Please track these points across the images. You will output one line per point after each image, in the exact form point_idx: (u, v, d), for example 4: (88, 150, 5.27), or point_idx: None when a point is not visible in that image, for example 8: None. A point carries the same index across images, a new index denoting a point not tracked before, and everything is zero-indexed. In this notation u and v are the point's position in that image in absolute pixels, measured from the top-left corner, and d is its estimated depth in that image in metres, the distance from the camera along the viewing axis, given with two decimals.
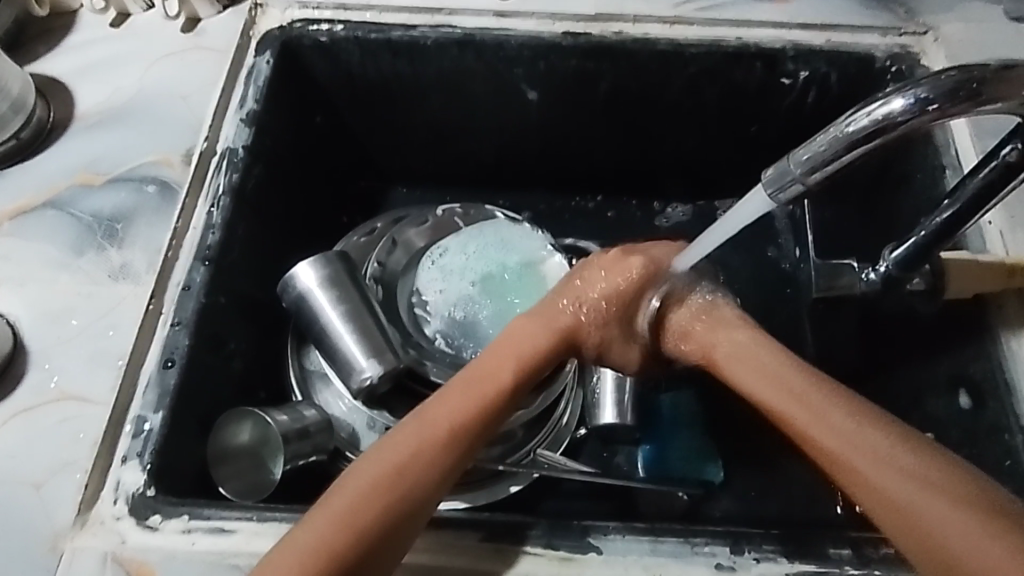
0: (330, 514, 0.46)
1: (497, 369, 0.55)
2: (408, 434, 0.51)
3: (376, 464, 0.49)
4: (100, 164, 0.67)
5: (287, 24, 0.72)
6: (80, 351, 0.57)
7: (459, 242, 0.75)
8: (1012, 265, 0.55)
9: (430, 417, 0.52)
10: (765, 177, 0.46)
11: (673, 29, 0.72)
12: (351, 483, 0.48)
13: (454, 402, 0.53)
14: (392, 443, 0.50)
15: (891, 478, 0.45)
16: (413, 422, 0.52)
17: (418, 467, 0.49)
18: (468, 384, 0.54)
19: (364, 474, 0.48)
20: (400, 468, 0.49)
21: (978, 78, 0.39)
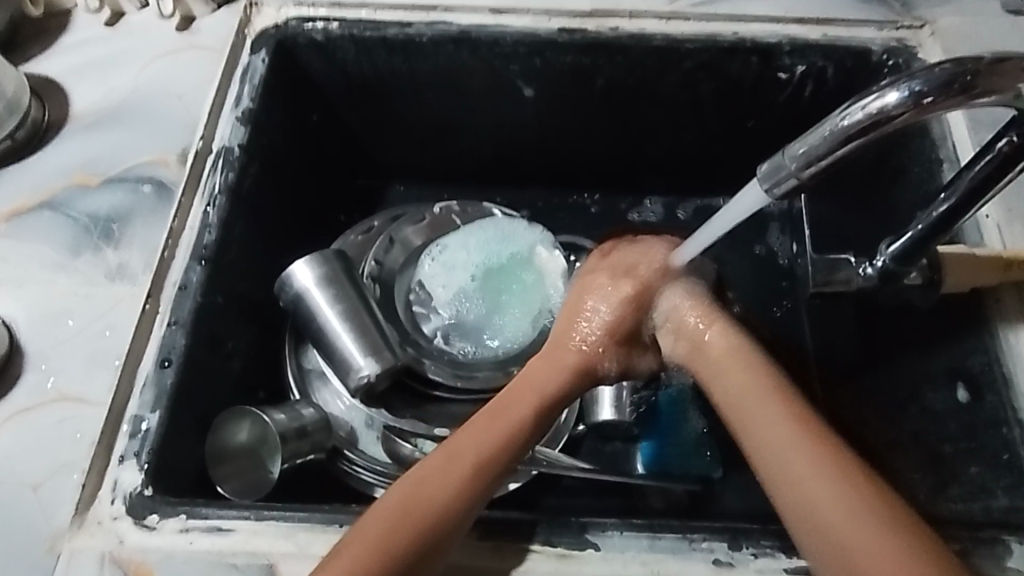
0: (363, 541, 0.46)
1: (522, 402, 0.56)
2: (439, 461, 0.51)
3: (408, 492, 0.49)
4: (96, 164, 0.67)
5: (282, 22, 0.72)
6: (78, 352, 0.57)
7: (457, 238, 0.75)
8: (1009, 258, 0.55)
9: (461, 447, 0.52)
10: (760, 172, 0.46)
11: (669, 24, 0.72)
12: (385, 511, 0.48)
13: (484, 437, 0.53)
14: (422, 472, 0.51)
15: (821, 495, 0.47)
16: (443, 451, 0.52)
17: (450, 497, 0.49)
18: (496, 415, 0.55)
19: (395, 501, 0.49)
20: (431, 495, 0.49)
21: (972, 71, 0.39)
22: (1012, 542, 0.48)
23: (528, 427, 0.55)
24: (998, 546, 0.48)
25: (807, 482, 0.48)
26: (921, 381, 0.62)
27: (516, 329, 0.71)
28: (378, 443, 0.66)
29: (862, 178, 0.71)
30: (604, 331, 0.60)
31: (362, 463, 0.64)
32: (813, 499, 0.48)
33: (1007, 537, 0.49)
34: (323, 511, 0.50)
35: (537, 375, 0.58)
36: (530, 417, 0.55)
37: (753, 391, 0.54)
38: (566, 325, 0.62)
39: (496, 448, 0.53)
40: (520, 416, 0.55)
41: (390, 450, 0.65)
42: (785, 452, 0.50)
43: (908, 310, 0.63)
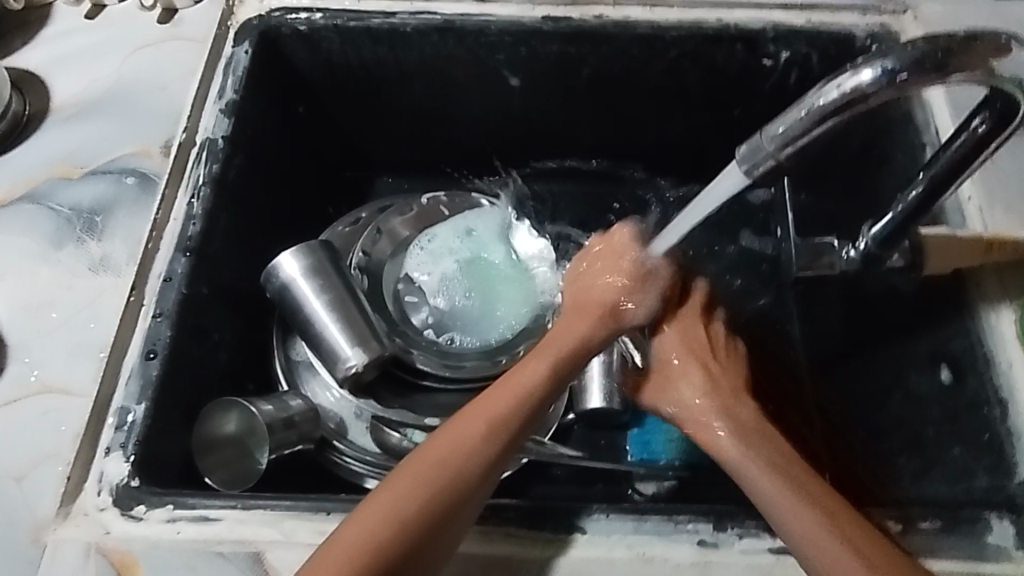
0: (381, 510, 0.46)
1: (541, 360, 0.54)
2: (458, 426, 0.50)
3: (424, 459, 0.49)
4: (78, 156, 0.66)
5: (266, 13, 0.72)
6: (61, 344, 0.57)
7: (448, 229, 0.77)
8: (990, 240, 0.56)
9: (478, 413, 0.51)
10: (739, 154, 0.47)
11: (654, 13, 0.72)
12: (410, 472, 0.48)
13: (506, 395, 0.52)
14: (443, 437, 0.50)
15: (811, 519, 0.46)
16: (463, 417, 0.51)
17: (470, 457, 0.49)
18: (514, 375, 0.53)
19: (413, 466, 0.48)
20: (449, 463, 0.48)
21: (945, 49, 0.40)
22: (992, 519, 0.49)
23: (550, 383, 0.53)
24: (978, 524, 0.49)
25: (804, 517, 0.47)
26: (903, 367, 0.62)
27: (500, 319, 0.72)
28: (366, 433, 0.65)
29: (847, 165, 0.72)
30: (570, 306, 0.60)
31: (351, 454, 0.64)
32: (802, 528, 0.46)
33: (986, 515, 0.49)
34: (309, 499, 0.50)
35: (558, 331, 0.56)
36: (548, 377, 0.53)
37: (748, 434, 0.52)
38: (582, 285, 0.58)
39: (514, 413, 0.51)
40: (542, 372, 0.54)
41: (378, 440, 0.65)
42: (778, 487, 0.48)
43: (892, 295, 0.63)
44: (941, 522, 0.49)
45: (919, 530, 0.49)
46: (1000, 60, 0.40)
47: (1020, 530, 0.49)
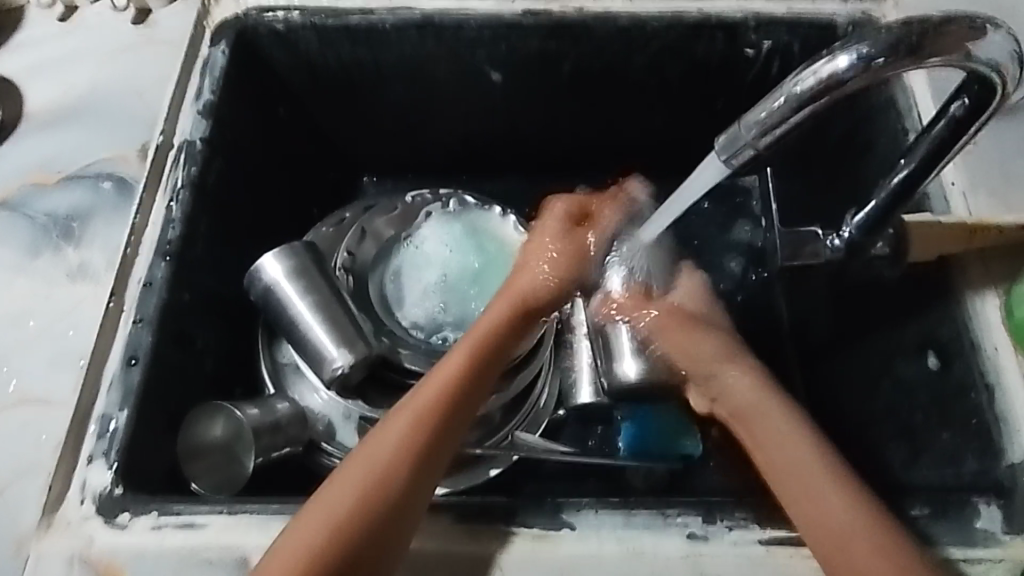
0: (320, 513, 0.47)
1: (457, 353, 0.57)
2: (386, 423, 0.52)
3: (358, 458, 0.50)
4: (53, 163, 0.66)
5: (242, 13, 0.71)
6: (41, 354, 0.57)
7: (436, 230, 0.75)
8: (974, 225, 0.55)
9: (404, 408, 0.53)
10: (718, 144, 0.46)
11: (634, 4, 0.71)
12: (341, 480, 0.49)
13: (429, 393, 0.54)
14: (371, 441, 0.51)
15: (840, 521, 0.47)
16: (390, 418, 0.52)
17: (396, 455, 0.50)
18: (436, 371, 0.56)
19: (346, 472, 0.49)
20: (387, 450, 0.50)
21: (919, 33, 0.40)
22: (979, 504, 0.49)
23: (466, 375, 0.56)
24: (965, 509, 0.49)
25: (829, 515, 0.47)
26: (892, 352, 0.62)
27: None
28: (354, 435, 0.65)
29: (832, 153, 0.71)
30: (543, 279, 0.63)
31: (340, 456, 0.64)
32: (817, 519, 0.47)
33: (973, 501, 0.50)
34: (296, 504, 0.50)
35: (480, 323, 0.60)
36: (468, 371, 0.56)
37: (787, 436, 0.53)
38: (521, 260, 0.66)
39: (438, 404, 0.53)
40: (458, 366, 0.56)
41: None
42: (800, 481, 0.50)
43: (877, 284, 0.63)
44: (929, 508, 0.49)
45: (909, 516, 0.49)
46: (976, 43, 0.40)
47: (1007, 512, 0.49)
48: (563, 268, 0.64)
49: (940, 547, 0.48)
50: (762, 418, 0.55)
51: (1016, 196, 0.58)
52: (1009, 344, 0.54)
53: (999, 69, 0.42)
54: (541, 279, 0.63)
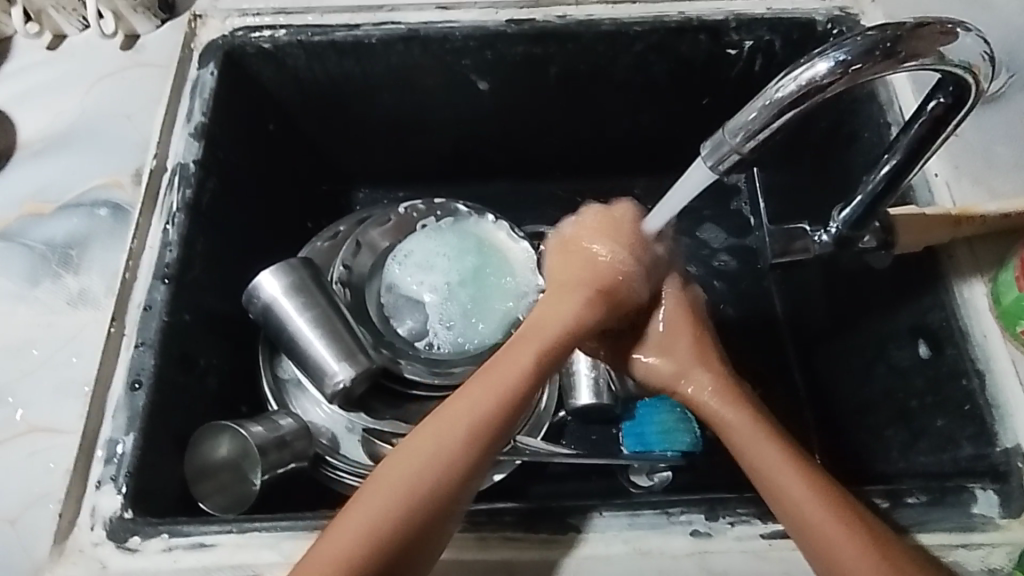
0: (353, 525, 0.46)
1: (521, 350, 0.51)
2: (438, 422, 0.49)
3: (398, 463, 0.48)
4: (47, 192, 0.66)
5: (229, 34, 0.72)
6: (45, 383, 0.57)
7: (432, 237, 0.75)
8: (959, 213, 0.56)
9: (458, 411, 0.49)
10: (703, 150, 0.47)
11: (616, 9, 0.72)
12: (377, 492, 0.47)
13: (476, 397, 0.50)
14: (410, 448, 0.49)
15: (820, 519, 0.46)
16: (435, 423, 0.49)
17: (440, 467, 0.48)
18: (494, 365, 0.51)
19: (380, 484, 0.48)
20: (425, 462, 0.48)
21: (894, 37, 0.41)
22: (975, 489, 0.50)
23: (524, 378, 0.50)
24: (962, 494, 0.50)
25: (807, 515, 0.47)
26: (884, 339, 0.63)
27: (489, 322, 0.71)
28: (358, 446, 0.65)
29: (818, 147, 0.73)
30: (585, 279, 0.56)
31: (344, 468, 0.64)
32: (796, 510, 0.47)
33: (969, 487, 0.51)
34: (304, 520, 0.50)
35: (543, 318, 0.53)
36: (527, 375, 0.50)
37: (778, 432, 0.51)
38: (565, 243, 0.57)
39: (496, 411, 0.49)
40: (512, 372, 0.50)
41: (370, 452, 0.65)
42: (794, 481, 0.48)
43: (866, 274, 0.64)
44: (927, 495, 0.50)
45: (908, 504, 0.50)
46: (947, 44, 0.41)
47: (1003, 497, 0.50)
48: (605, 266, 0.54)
49: (938, 533, 0.49)
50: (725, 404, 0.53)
51: (999, 181, 0.59)
52: (997, 329, 0.55)
53: (972, 69, 0.43)
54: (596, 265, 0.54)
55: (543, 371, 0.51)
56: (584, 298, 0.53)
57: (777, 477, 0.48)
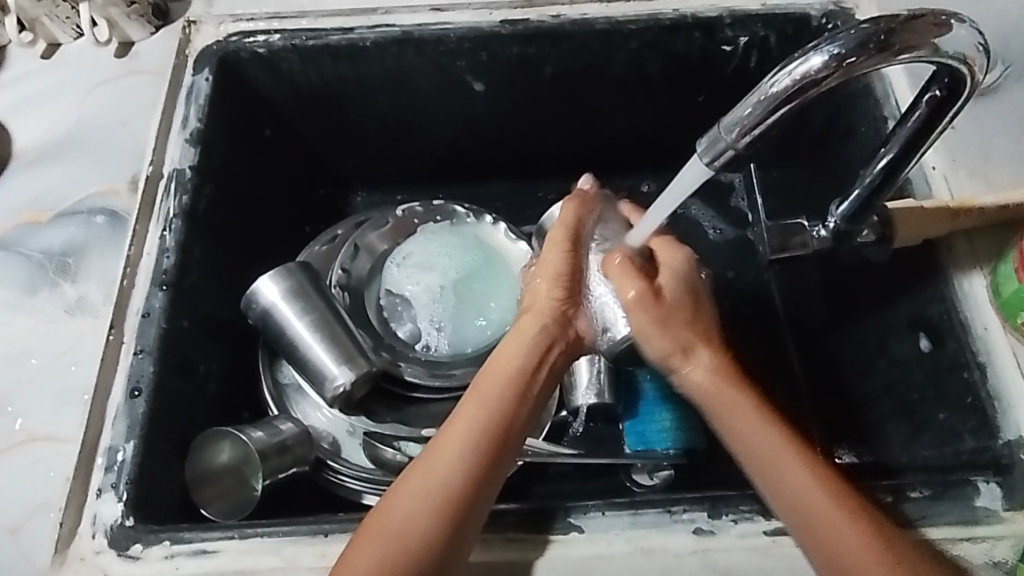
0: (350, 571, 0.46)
1: (475, 398, 0.53)
2: (414, 473, 0.50)
3: (379, 516, 0.48)
4: (43, 200, 0.66)
5: (222, 39, 0.72)
6: (44, 391, 0.57)
7: (434, 236, 0.76)
8: (956, 207, 0.56)
9: (434, 460, 0.50)
10: (699, 146, 0.47)
11: (610, 8, 0.72)
12: (365, 546, 0.47)
13: (448, 444, 0.51)
14: (391, 499, 0.49)
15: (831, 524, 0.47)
16: (411, 474, 0.50)
17: (423, 512, 0.48)
18: (458, 415, 0.53)
19: (365, 533, 0.48)
20: (408, 510, 0.49)
21: (888, 29, 0.40)
22: (979, 481, 0.50)
23: (489, 421, 0.52)
24: (965, 487, 0.50)
25: (818, 518, 0.48)
26: (886, 333, 0.63)
27: (489, 323, 0.71)
28: (360, 450, 0.65)
29: (815, 143, 0.73)
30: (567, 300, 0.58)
31: (346, 472, 0.64)
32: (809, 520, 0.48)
33: (972, 480, 0.50)
34: (306, 524, 0.50)
35: (495, 366, 0.54)
36: (490, 417, 0.52)
37: (773, 439, 0.51)
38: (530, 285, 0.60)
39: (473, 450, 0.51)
40: (474, 417, 0.52)
41: (371, 455, 0.64)
42: (807, 497, 0.49)
43: (866, 268, 0.64)
44: (930, 489, 0.50)
45: (912, 497, 0.50)
46: (940, 36, 0.41)
47: (1007, 488, 0.50)
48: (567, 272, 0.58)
49: (942, 526, 0.49)
50: (720, 395, 0.54)
51: (997, 172, 0.59)
52: (997, 320, 0.55)
53: (966, 60, 0.43)
54: (558, 300, 0.57)
55: (508, 413, 0.53)
56: (533, 336, 0.56)
57: (789, 493, 0.49)
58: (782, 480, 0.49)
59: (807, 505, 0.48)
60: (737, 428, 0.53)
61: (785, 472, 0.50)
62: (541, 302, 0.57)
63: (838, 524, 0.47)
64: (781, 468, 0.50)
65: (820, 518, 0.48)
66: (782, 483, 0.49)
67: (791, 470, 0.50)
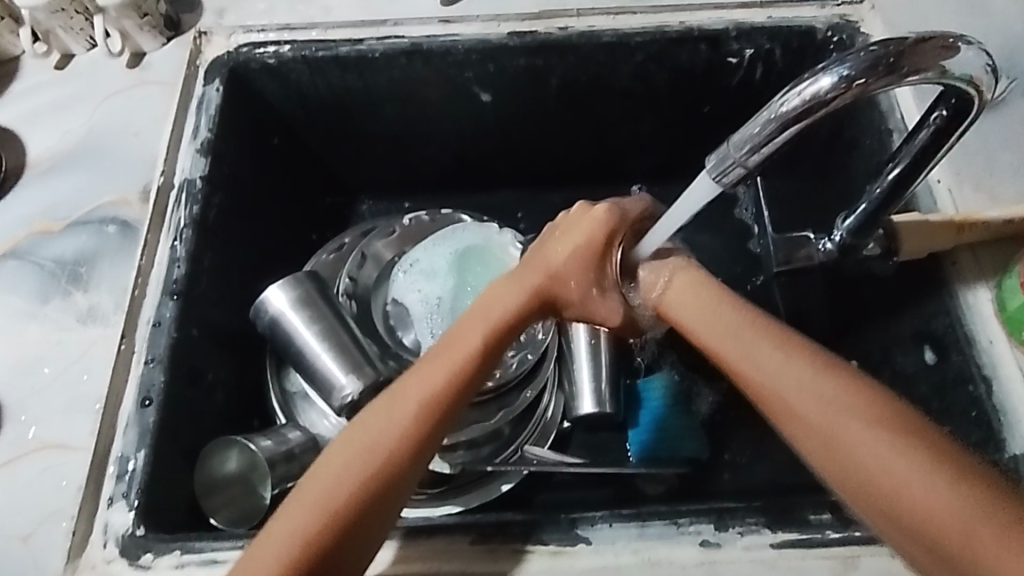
0: (304, 505, 0.46)
1: (470, 337, 0.52)
2: (386, 410, 0.49)
3: (344, 449, 0.48)
4: (55, 210, 0.67)
5: (233, 50, 0.72)
6: (55, 400, 0.58)
7: (440, 241, 0.75)
8: (961, 221, 0.56)
9: (400, 397, 0.49)
10: (708, 164, 0.47)
11: (618, 21, 0.72)
12: (321, 478, 0.47)
13: (421, 384, 0.50)
14: (358, 432, 0.48)
15: (910, 482, 0.40)
16: (379, 410, 0.49)
17: (385, 449, 0.47)
18: (438, 358, 0.51)
19: (330, 467, 0.47)
20: (374, 446, 0.47)
21: (896, 52, 0.41)
22: None
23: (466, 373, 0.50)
24: None
25: (897, 482, 0.41)
26: (890, 343, 0.63)
27: None
28: None
29: (820, 154, 0.73)
30: (575, 262, 0.55)
31: None
32: (884, 485, 0.41)
33: None
34: None
35: (487, 309, 0.53)
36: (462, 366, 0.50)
37: (819, 395, 0.44)
38: (542, 239, 0.57)
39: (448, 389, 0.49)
40: (457, 363, 0.50)
41: None
42: (835, 422, 0.43)
43: (869, 280, 0.65)
44: None
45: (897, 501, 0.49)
46: (948, 58, 0.42)
47: None
48: (589, 236, 0.55)
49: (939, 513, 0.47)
50: (757, 368, 0.46)
51: (1002, 187, 0.59)
52: (1003, 335, 0.55)
53: (974, 82, 0.44)
54: (576, 254, 0.55)
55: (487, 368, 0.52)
56: (529, 286, 0.54)
57: (854, 470, 0.42)
58: (851, 450, 0.42)
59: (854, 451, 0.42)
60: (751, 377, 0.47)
61: (821, 419, 0.43)
62: (551, 266, 0.55)
63: (888, 448, 0.41)
64: (849, 439, 0.42)
65: (889, 482, 0.41)
66: (847, 455, 0.42)
67: (861, 435, 0.42)
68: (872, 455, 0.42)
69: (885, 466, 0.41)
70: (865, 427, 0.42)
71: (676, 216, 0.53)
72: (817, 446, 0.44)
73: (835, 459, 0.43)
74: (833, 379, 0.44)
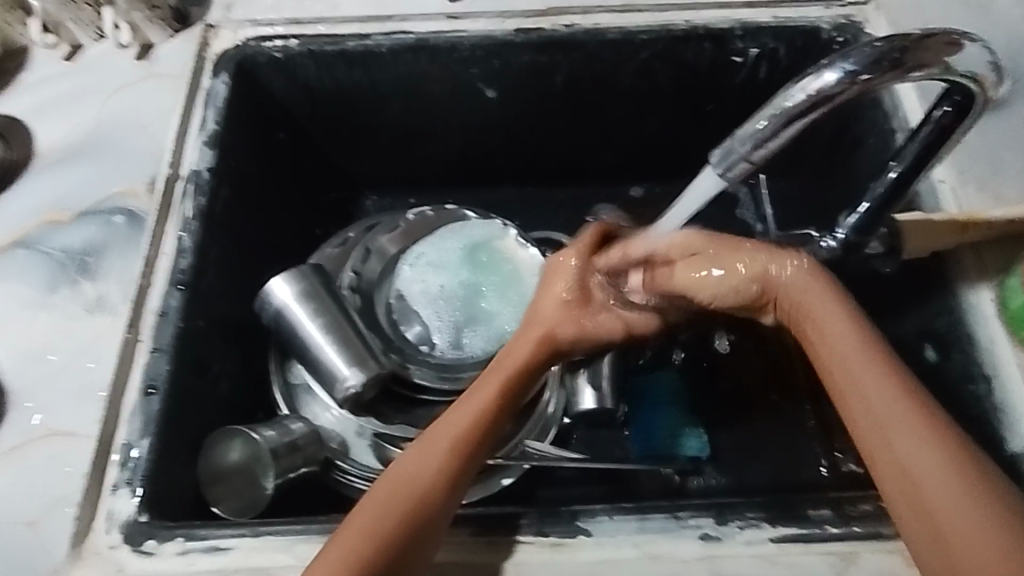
0: (357, 528, 0.47)
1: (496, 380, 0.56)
2: (429, 442, 0.52)
3: (396, 479, 0.50)
4: (67, 201, 0.67)
5: (241, 44, 0.73)
6: (61, 387, 0.58)
7: (447, 239, 0.76)
8: (966, 219, 0.55)
9: (440, 431, 0.53)
10: (713, 158, 0.48)
11: (623, 18, 0.73)
12: (370, 504, 0.48)
13: (460, 418, 0.53)
14: (406, 460, 0.51)
15: (960, 514, 0.41)
16: (425, 440, 0.52)
17: (432, 480, 0.50)
18: (470, 398, 0.55)
19: (380, 493, 0.49)
20: (420, 474, 0.50)
21: (901, 48, 0.41)
22: None
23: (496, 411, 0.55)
24: None
25: (955, 513, 0.41)
26: (892, 343, 0.64)
27: (496, 329, 0.71)
28: (369, 451, 0.66)
29: (824, 153, 0.73)
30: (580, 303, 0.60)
31: (356, 473, 0.65)
32: (940, 512, 0.41)
33: None
34: (317, 525, 0.51)
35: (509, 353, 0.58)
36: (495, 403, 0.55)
37: (906, 418, 0.44)
38: (550, 280, 0.62)
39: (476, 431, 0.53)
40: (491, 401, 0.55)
41: (381, 457, 0.65)
42: (916, 443, 0.43)
43: (873, 279, 0.64)
44: None
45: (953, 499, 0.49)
46: (953, 54, 0.42)
47: None
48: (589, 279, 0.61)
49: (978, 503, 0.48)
50: (852, 378, 0.47)
51: None
52: (1004, 334, 0.55)
53: (977, 78, 0.44)
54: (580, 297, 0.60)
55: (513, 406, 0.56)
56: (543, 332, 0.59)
57: (919, 488, 0.42)
58: (926, 474, 0.42)
59: (909, 454, 0.43)
60: (839, 357, 0.49)
61: (902, 439, 0.44)
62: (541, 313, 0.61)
63: (950, 476, 0.42)
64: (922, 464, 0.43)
65: (942, 512, 0.41)
66: (916, 475, 0.43)
67: (932, 463, 0.43)
68: (938, 481, 0.42)
69: (946, 496, 0.42)
70: (936, 455, 0.43)
71: (688, 205, 0.54)
72: (891, 456, 0.44)
73: (901, 471, 0.43)
74: (912, 403, 0.45)
